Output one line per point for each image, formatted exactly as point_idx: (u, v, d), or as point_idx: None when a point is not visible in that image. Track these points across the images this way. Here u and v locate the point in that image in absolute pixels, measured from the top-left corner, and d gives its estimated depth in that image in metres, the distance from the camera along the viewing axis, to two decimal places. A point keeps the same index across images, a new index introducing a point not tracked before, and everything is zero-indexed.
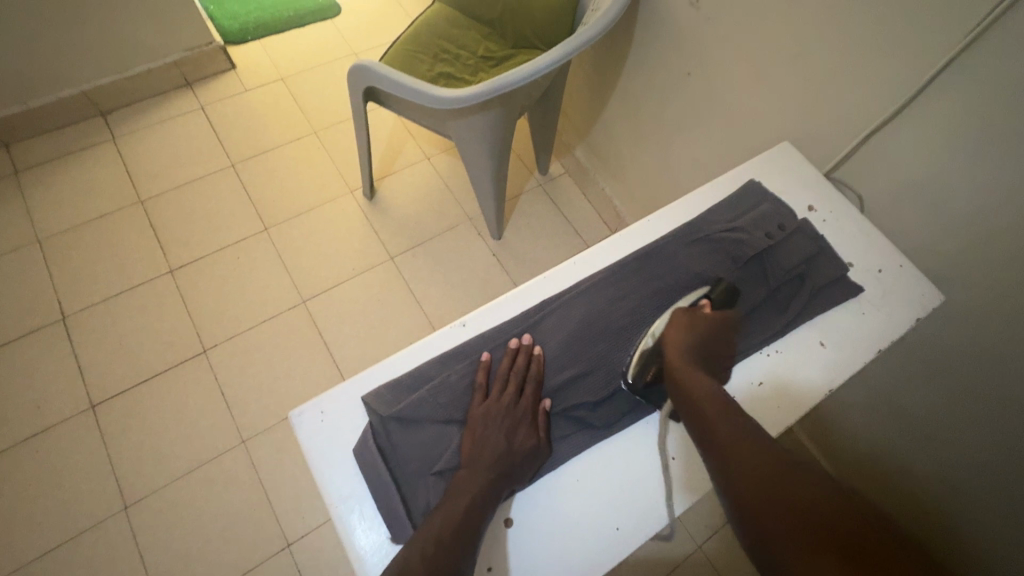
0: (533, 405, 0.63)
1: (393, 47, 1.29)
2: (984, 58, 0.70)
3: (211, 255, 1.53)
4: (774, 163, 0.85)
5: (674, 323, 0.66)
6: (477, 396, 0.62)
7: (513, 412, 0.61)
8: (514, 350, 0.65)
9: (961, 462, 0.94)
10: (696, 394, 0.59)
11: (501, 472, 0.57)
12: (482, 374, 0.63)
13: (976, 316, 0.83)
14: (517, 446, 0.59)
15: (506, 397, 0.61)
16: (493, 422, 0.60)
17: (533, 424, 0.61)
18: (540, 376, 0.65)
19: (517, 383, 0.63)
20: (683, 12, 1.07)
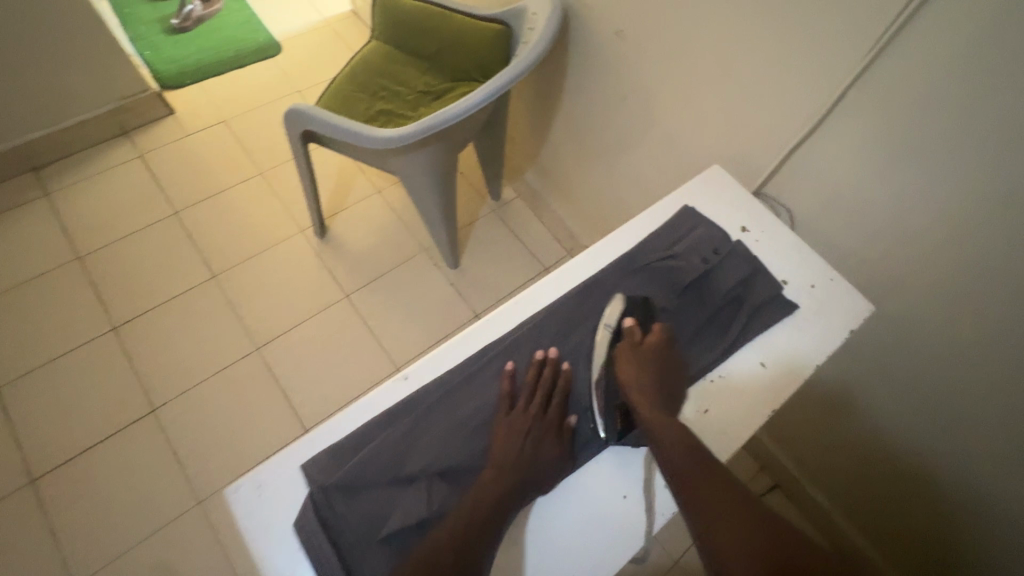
0: (557, 419, 0.64)
1: (333, 88, 1.29)
2: (886, 74, 0.75)
3: (157, 308, 1.47)
4: (705, 187, 0.86)
5: (623, 353, 0.68)
6: (502, 406, 0.63)
7: (537, 424, 0.62)
8: (539, 361, 0.67)
9: (907, 453, 1.01)
10: (661, 427, 0.62)
11: (523, 483, 0.59)
12: (507, 384, 0.64)
13: (908, 312, 0.88)
14: (542, 456, 0.61)
15: (535, 406, 0.63)
16: (516, 436, 0.61)
17: (558, 434, 0.63)
18: (567, 388, 0.66)
19: (544, 392, 0.64)
20: (610, 41, 1.10)
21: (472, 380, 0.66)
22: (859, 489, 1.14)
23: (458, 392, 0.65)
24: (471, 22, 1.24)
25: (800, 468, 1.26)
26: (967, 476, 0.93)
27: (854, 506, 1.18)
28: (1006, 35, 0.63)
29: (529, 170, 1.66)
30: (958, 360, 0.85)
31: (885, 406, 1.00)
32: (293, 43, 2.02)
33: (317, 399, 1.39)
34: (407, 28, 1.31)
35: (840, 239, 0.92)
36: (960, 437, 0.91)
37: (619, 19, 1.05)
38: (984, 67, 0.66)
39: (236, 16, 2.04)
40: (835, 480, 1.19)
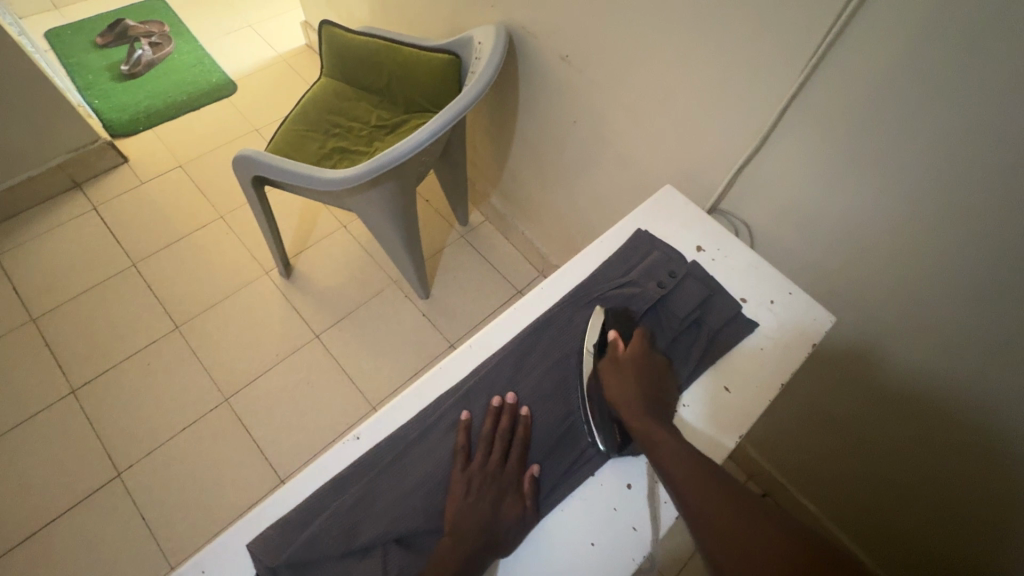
0: (517, 471, 0.62)
1: (283, 128, 1.27)
2: (822, 91, 0.73)
3: (118, 365, 1.41)
4: (658, 209, 0.86)
5: (607, 371, 0.66)
6: (458, 461, 0.61)
7: (497, 479, 0.60)
8: (496, 409, 0.65)
9: (890, 460, 0.99)
10: (653, 437, 0.60)
11: (485, 544, 0.57)
12: (463, 436, 0.62)
13: (873, 319, 0.87)
14: (503, 513, 0.59)
15: (492, 462, 0.61)
16: (475, 493, 0.59)
17: (519, 490, 0.61)
18: (526, 437, 0.64)
19: (501, 444, 0.62)
20: (557, 66, 1.09)
21: (422, 436, 0.63)
22: (846, 493, 1.13)
23: (409, 451, 0.62)
24: (419, 54, 1.23)
25: (786, 474, 1.24)
26: (952, 480, 0.91)
27: (845, 510, 1.16)
28: (934, 50, 0.61)
29: (494, 193, 1.65)
30: (928, 368, 0.84)
31: (864, 414, 0.99)
32: (248, 81, 1.99)
33: (290, 448, 1.35)
34: (356, 63, 1.30)
35: (795, 250, 0.92)
36: (936, 443, 0.89)
37: (563, 44, 1.05)
38: (917, 81, 0.64)
39: (188, 57, 2.02)
40: (822, 488, 1.18)
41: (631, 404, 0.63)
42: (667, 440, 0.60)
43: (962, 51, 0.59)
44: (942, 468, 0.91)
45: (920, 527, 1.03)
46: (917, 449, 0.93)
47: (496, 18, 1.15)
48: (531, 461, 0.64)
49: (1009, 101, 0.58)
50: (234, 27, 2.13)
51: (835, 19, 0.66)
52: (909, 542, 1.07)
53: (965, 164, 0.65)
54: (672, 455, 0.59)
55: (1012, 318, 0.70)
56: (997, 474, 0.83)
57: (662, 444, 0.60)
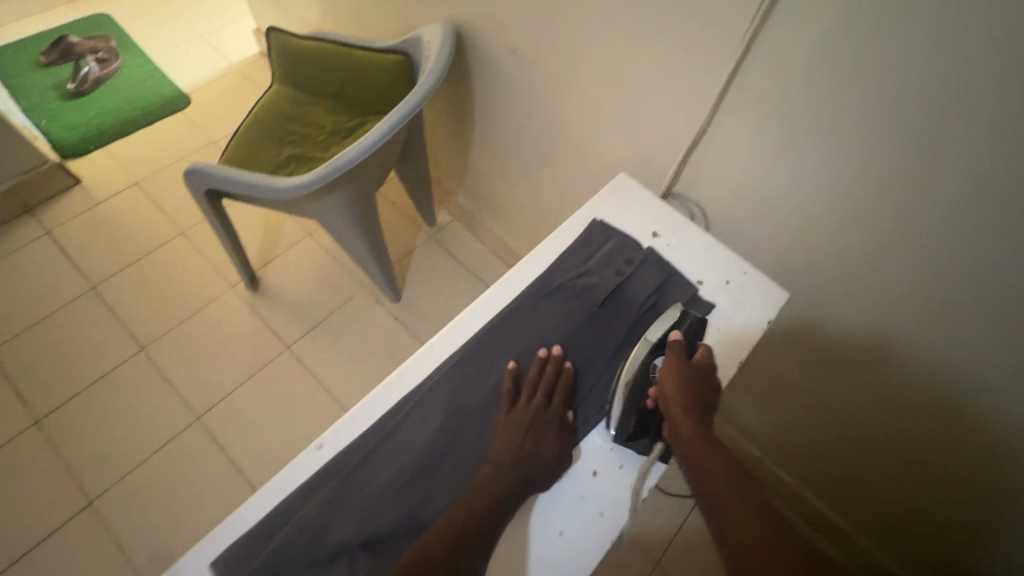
0: (559, 412, 0.65)
1: (236, 139, 1.24)
2: (757, 70, 0.75)
3: (83, 392, 1.37)
4: (612, 196, 0.86)
5: (667, 366, 0.67)
6: (504, 402, 0.65)
7: (539, 419, 0.64)
8: (543, 359, 0.68)
9: (855, 425, 1.02)
10: (690, 440, 0.62)
11: (523, 478, 0.60)
12: (510, 381, 0.66)
13: (827, 293, 0.89)
14: (542, 450, 0.62)
15: (535, 403, 0.64)
16: (516, 432, 0.62)
17: (559, 430, 0.64)
18: (569, 383, 0.67)
19: (545, 388, 0.66)
20: (508, 61, 1.09)
21: (451, 393, 0.66)
22: (816, 461, 1.16)
23: (374, 455, 0.62)
24: (370, 55, 1.22)
25: (761, 448, 1.27)
26: (915, 441, 0.94)
27: (817, 477, 1.19)
28: (857, 22, 0.63)
29: (459, 192, 1.64)
30: (878, 330, 0.87)
31: (824, 382, 1.01)
32: (203, 92, 1.95)
33: (267, 461, 1.33)
34: (307, 68, 1.28)
35: (748, 230, 0.93)
36: (895, 404, 0.92)
37: (511, 38, 1.05)
38: (842, 54, 0.66)
39: (138, 71, 1.96)
40: (795, 458, 1.21)
41: (684, 414, 0.63)
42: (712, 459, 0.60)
43: (882, 21, 0.61)
44: (903, 428, 0.94)
45: (885, 490, 1.06)
46: (876, 410, 0.96)
47: (444, 15, 1.15)
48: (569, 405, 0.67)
49: (932, 67, 0.61)
50: (184, 38, 2.08)
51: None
52: (878, 506, 1.10)
53: (894, 132, 0.67)
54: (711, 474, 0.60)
55: (950, 277, 0.73)
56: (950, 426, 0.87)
57: (698, 445, 0.62)
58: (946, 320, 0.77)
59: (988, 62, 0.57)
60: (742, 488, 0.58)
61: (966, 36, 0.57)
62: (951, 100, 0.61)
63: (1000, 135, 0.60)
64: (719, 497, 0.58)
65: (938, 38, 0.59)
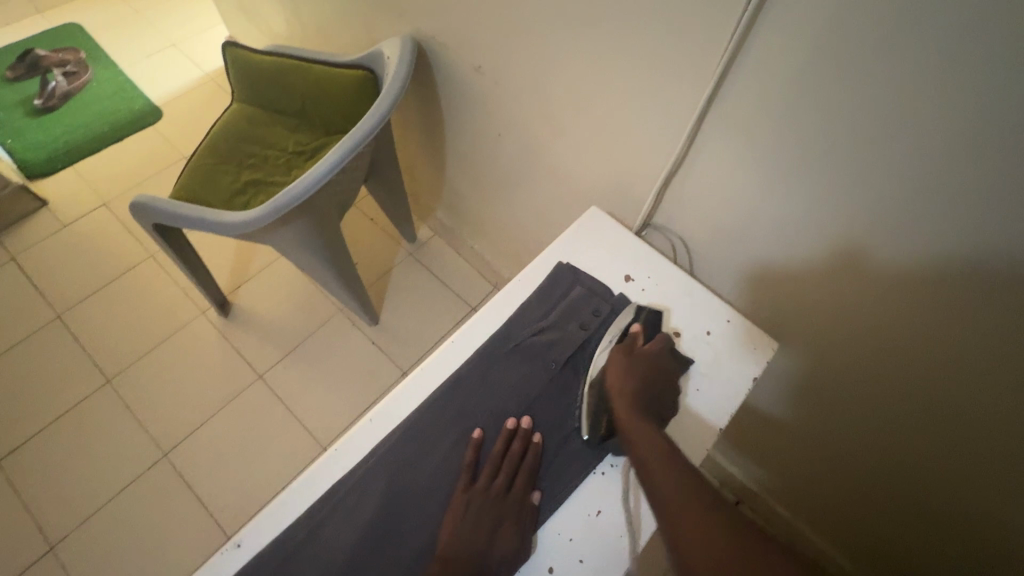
0: (521, 498, 0.59)
1: (192, 164, 1.17)
2: (735, 98, 0.66)
3: (46, 428, 1.32)
4: (582, 234, 0.78)
5: (614, 360, 0.64)
6: (461, 480, 0.59)
7: (498, 507, 0.57)
8: (510, 432, 0.62)
9: (853, 470, 0.92)
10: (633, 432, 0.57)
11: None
12: (472, 455, 0.60)
13: (820, 338, 0.80)
14: (498, 547, 0.56)
15: (494, 488, 0.58)
16: (469, 520, 0.56)
17: (518, 518, 0.57)
18: (536, 463, 0.61)
19: (508, 470, 0.60)
20: (474, 78, 1.02)
21: (407, 466, 0.60)
22: (814, 504, 1.06)
23: (299, 553, 0.55)
24: (330, 71, 1.14)
25: (761, 487, 1.16)
26: (917, 494, 0.85)
27: (821, 521, 1.09)
28: (844, 48, 0.54)
29: (439, 208, 1.56)
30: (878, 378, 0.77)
31: (820, 427, 0.91)
32: (175, 105, 1.87)
33: (236, 500, 1.27)
34: (266, 85, 1.20)
35: (734, 266, 0.84)
36: (904, 455, 0.82)
37: (474, 54, 0.97)
38: (827, 86, 0.57)
39: (108, 84, 1.89)
40: (789, 495, 1.12)
41: (627, 397, 0.60)
42: (652, 437, 0.56)
43: (873, 48, 0.52)
44: (903, 479, 0.85)
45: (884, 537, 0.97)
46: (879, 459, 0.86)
47: (405, 28, 1.07)
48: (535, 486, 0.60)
49: (930, 102, 0.51)
50: (157, 48, 2.01)
51: (738, 20, 0.59)
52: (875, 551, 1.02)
53: (888, 172, 0.58)
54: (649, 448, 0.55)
55: (960, 334, 0.64)
56: (965, 485, 0.77)
57: (642, 435, 0.57)
58: (959, 375, 0.67)
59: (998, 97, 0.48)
60: (682, 466, 0.53)
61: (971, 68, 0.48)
62: (954, 142, 0.52)
63: (1014, 183, 0.50)
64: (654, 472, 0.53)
65: (938, 69, 0.49)
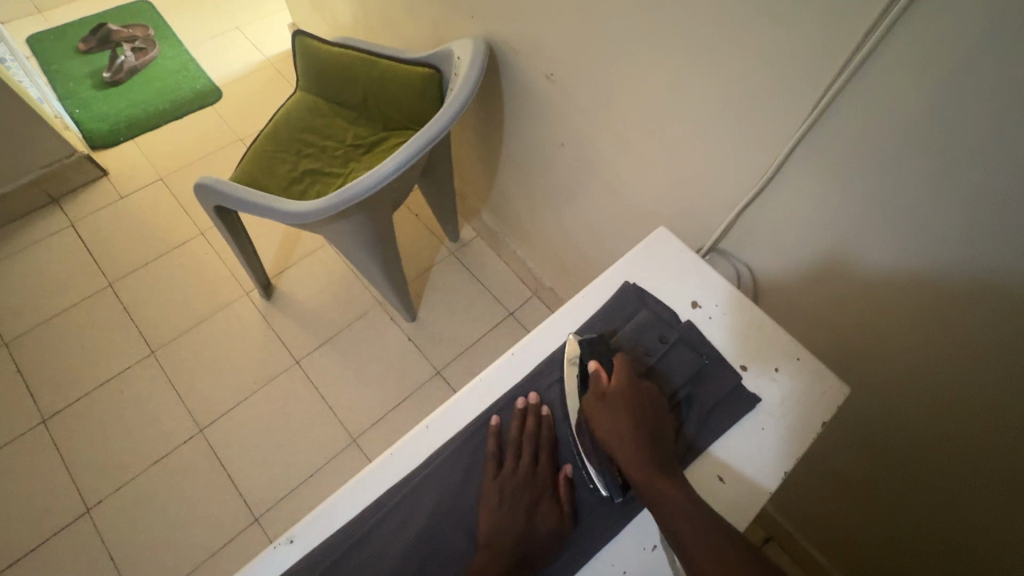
0: (550, 473, 0.60)
1: (251, 149, 1.18)
2: (833, 134, 0.63)
3: (91, 393, 1.36)
4: (650, 253, 0.76)
5: (595, 413, 0.59)
6: (489, 468, 0.59)
7: (529, 486, 0.58)
8: (521, 412, 0.63)
9: (904, 523, 0.89)
10: (654, 487, 0.53)
11: (516, 562, 0.54)
12: (493, 441, 0.61)
13: (889, 382, 0.77)
14: (538, 527, 0.57)
15: (523, 467, 0.59)
16: (507, 503, 0.57)
17: (554, 497, 0.59)
18: (552, 434, 0.62)
19: (530, 448, 0.60)
20: (542, 86, 1.00)
21: (455, 476, 0.59)
22: (858, 553, 1.02)
23: (349, 557, 0.55)
24: (397, 67, 1.13)
25: (797, 527, 1.12)
26: (975, 559, 0.82)
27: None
28: (968, 98, 0.51)
29: (485, 209, 1.55)
30: (968, 447, 0.72)
31: (878, 483, 0.89)
32: (234, 86, 1.91)
33: (265, 483, 1.28)
34: (331, 77, 1.20)
35: (805, 300, 0.81)
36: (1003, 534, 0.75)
37: (546, 62, 0.96)
38: (943, 133, 0.54)
39: (172, 62, 1.94)
40: (831, 543, 1.06)
41: (630, 446, 0.56)
42: (668, 488, 0.53)
43: (1004, 101, 0.49)
44: (952, 536, 0.83)
45: None
46: (936, 523, 0.84)
47: (477, 31, 1.06)
48: (562, 462, 0.62)
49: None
50: (221, 30, 2.05)
51: (849, 57, 0.56)
52: None
53: (1002, 234, 0.55)
54: (676, 504, 0.51)
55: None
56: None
57: (658, 492, 0.53)
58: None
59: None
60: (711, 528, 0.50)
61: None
62: None
63: None
64: (686, 538, 0.49)
65: None
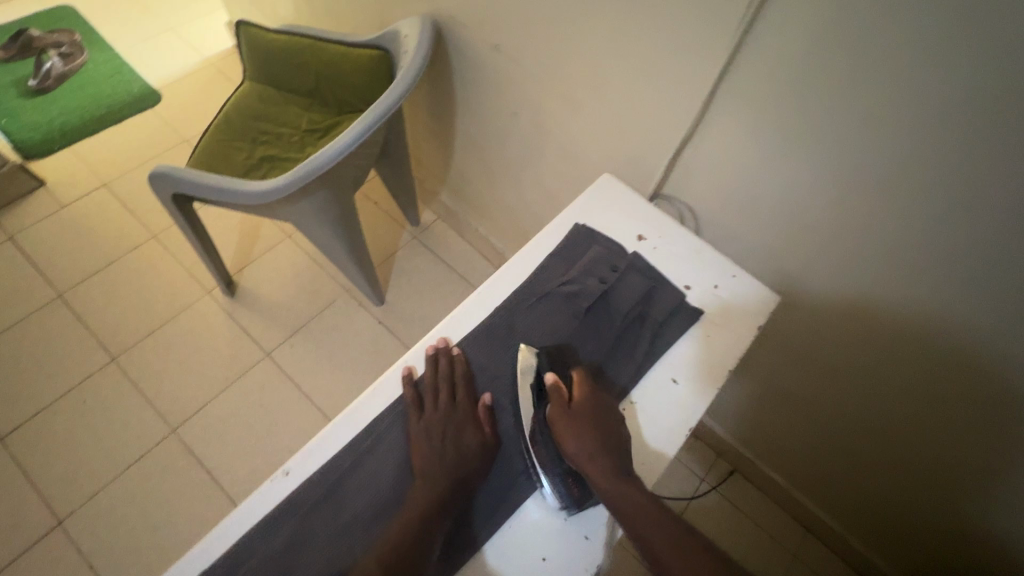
0: (470, 405, 0.64)
1: (204, 138, 1.19)
2: (747, 68, 0.73)
3: (51, 406, 1.32)
4: (599, 197, 0.83)
5: (563, 431, 0.61)
6: (413, 410, 0.64)
7: (452, 418, 0.63)
8: (433, 357, 0.67)
9: (843, 432, 1.02)
10: (623, 498, 0.56)
11: (450, 485, 0.58)
12: (411, 388, 0.65)
13: (819, 295, 0.88)
14: (464, 449, 0.61)
15: (443, 403, 0.63)
16: (436, 434, 0.61)
17: (476, 423, 0.63)
18: (467, 371, 0.67)
19: (447, 386, 0.65)
20: (489, 57, 1.06)
21: (401, 416, 0.64)
22: (807, 467, 1.16)
23: (347, 479, 0.60)
24: (345, 51, 1.16)
25: (754, 453, 1.27)
26: (909, 451, 0.93)
27: (840, 495, 1.14)
28: (849, 19, 0.61)
29: (443, 191, 1.59)
30: (880, 342, 0.85)
31: (818, 395, 1.01)
32: (174, 88, 1.87)
33: (248, 475, 1.28)
34: (278, 64, 1.22)
35: (742, 233, 0.91)
36: (941, 411, 0.84)
37: (492, 34, 1.02)
38: (834, 53, 0.64)
39: (105, 66, 1.88)
40: (783, 460, 1.21)
41: (595, 459, 0.59)
42: (637, 496, 0.57)
43: (876, 17, 0.59)
44: (878, 431, 0.96)
45: (859, 495, 1.10)
46: (867, 425, 0.97)
47: (422, 8, 1.11)
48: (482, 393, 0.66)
49: (937, 62, 0.58)
50: (154, 32, 2.00)
51: None
52: (855, 503, 1.12)
53: (887, 134, 0.65)
54: (645, 511, 0.56)
55: (920, 275, 0.74)
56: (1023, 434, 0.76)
57: (630, 503, 0.56)
58: (925, 331, 0.78)
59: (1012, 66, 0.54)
60: (680, 534, 0.55)
61: (983, 36, 0.54)
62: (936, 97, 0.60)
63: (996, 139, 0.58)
64: (651, 535, 0.55)
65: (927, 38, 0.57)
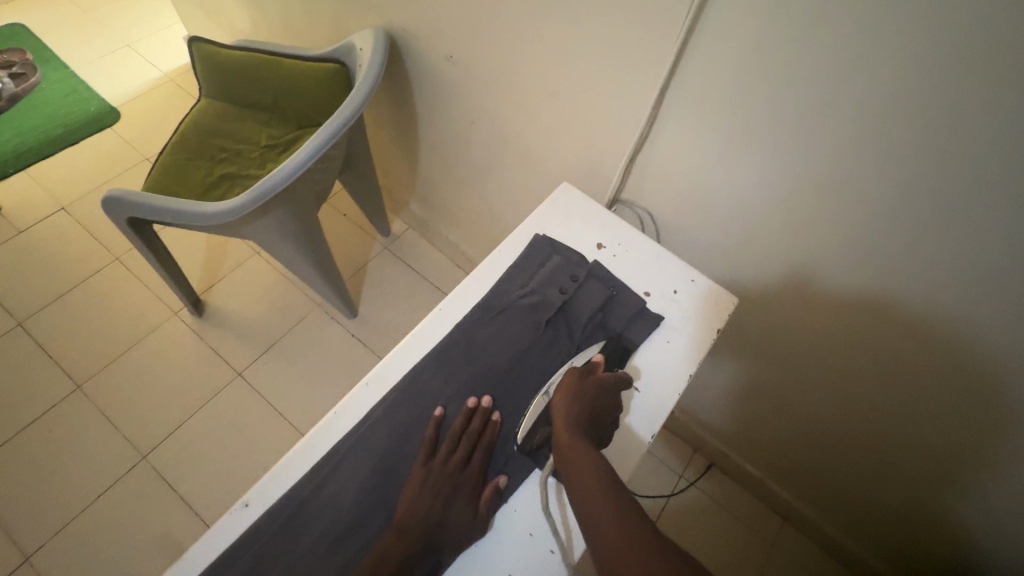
0: (478, 475, 0.62)
1: (160, 159, 1.16)
2: (693, 72, 0.74)
3: (13, 439, 1.28)
4: (557, 207, 0.84)
5: (562, 386, 0.65)
6: (422, 454, 0.62)
7: (453, 481, 0.61)
8: (470, 410, 0.65)
9: (810, 421, 1.05)
10: (574, 458, 0.57)
11: (421, 547, 0.57)
12: (432, 431, 0.64)
13: (777, 290, 0.90)
14: (453, 514, 0.59)
15: (454, 460, 0.62)
16: (428, 488, 0.60)
17: (477, 491, 0.61)
18: (491, 441, 0.64)
19: (467, 444, 0.63)
20: (446, 68, 1.06)
21: (376, 444, 0.63)
22: (780, 458, 1.19)
23: (306, 507, 0.59)
24: (301, 65, 1.15)
25: (729, 446, 1.29)
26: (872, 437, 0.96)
27: (812, 483, 1.17)
28: (784, 22, 0.62)
29: (412, 200, 1.59)
30: (837, 332, 0.87)
31: (786, 386, 1.04)
32: (134, 105, 1.83)
33: (222, 498, 1.26)
34: (235, 80, 1.20)
35: (701, 234, 0.93)
36: (897, 394, 0.86)
37: (446, 45, 1.02)
38: (772, 55, 0.66)
39: (59, 85, 1.83)
40: (756, 452, 1.23)
41: (568, 419, 0.61)
42: (589, 461, 0.56)
43: (807, 20, 0.61)
44: (841, 418, 0.99)
45: (829, 482, 1.13)
46: (833, 413, 0.99)
47: (376, 20, 1.10)
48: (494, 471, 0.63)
49: (866, 62, 0.60)
50: (111, 48, 1.95)
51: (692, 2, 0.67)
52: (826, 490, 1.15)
53: (828, 131, 0.67)
54: (588, 472, 0.55)
55: (867, 266, 0.76)
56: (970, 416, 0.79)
57: (579, 461, 0.57)
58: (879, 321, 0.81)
59: (934, 66, 0.56)
60: (622, 503, 0.52)
61: (904, 40, 0.56)
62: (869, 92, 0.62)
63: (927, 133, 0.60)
64: (591, 494, 0.53)
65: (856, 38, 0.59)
